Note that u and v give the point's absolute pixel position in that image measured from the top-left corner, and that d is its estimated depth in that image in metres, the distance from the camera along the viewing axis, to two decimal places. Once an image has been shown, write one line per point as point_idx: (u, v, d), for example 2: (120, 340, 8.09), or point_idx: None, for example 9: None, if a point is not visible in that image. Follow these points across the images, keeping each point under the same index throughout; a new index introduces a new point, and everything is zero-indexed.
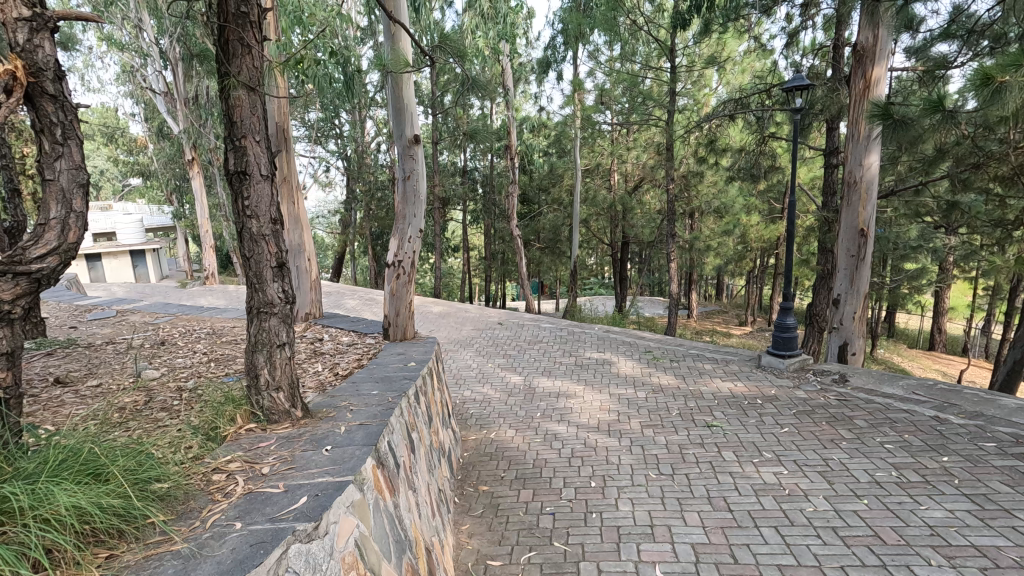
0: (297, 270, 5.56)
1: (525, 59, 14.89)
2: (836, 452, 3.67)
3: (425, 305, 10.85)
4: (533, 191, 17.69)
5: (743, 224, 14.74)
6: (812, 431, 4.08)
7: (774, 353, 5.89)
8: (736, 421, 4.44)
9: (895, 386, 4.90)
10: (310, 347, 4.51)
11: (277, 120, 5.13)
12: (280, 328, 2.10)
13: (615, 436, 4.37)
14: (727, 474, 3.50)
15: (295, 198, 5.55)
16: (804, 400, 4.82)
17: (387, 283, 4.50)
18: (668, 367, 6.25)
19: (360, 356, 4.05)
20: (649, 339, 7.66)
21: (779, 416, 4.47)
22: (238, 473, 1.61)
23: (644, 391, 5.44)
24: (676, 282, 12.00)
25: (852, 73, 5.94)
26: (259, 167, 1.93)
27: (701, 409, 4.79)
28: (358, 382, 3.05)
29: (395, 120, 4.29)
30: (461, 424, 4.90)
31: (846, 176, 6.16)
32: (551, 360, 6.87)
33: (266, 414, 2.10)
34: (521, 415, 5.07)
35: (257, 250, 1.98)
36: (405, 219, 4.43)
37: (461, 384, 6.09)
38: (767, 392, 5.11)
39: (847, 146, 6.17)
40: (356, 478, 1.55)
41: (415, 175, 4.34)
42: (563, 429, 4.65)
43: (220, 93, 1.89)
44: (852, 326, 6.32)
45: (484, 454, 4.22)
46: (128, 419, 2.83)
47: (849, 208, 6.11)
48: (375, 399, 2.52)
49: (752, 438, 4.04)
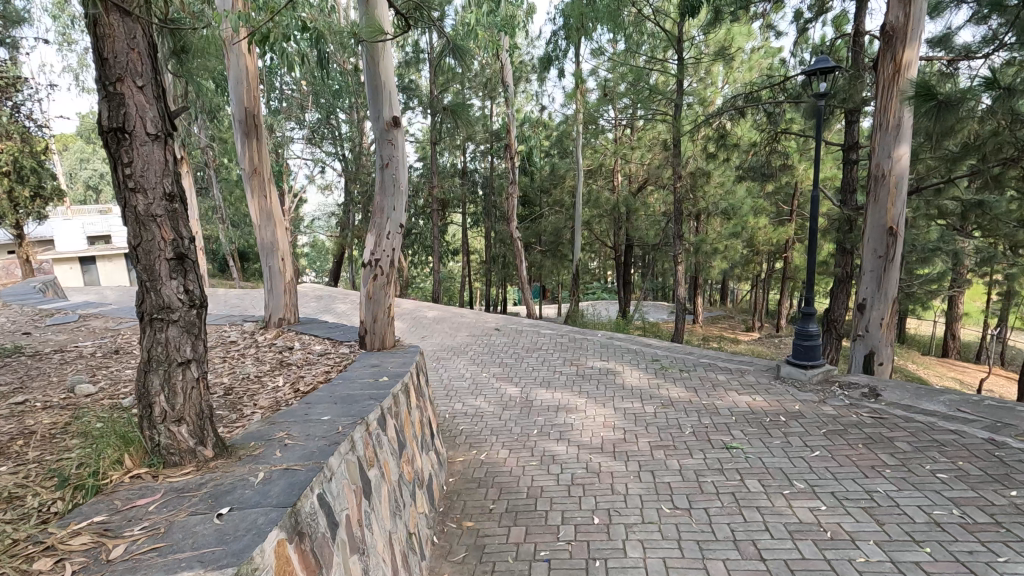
0: (270, 270, 4.99)
1: (526, 56, 14.47)
2: (881, 482, 3.16)
3: (419, 309, 10.35)
4: (534, 193, 17.12)
5: (751, 226, 14.21)
6: (848, 455, 3.56)
7: (794, 363, 5.37)
8: (758, 442, 3.91)
9: (936, 402, 4.36)
10: (277, 358, 3.99)
11: (246, 103, 4.61)
12: (184, 340, 1.59)
13: (622, 459, 3.84)
14: (754, 510, 2.97)
15: (266, 191, 4.99)
16: (834, 417, 4.29)
17: (362, 285, 3.98)
18: (678, 378, 5.72)
19: (329, 369, 3.54)
20: (655, 347, 7.14)
21: (807, 436, 3.94)
22: (75, 560, 1.11)
23: (652, 405, 4.92)
24: (682, 285, 11.44)
25: (880, 56, 5.42)
26: (145, 123, 1.43)
27: (717, 427, 4.27)
28: (313, 402, 2.55)
29: (371, 99, 3.77)
30: (449, 443, 4.38)
31: (872, 170, 5.62)
32: (550, 369, 6.35)
33: (161, 454, 1.58)
34: (516, 433, 4.55)
35: (144, 235, 1.48)
36: (384, 213, 3.90)
37: (451, 396, 5.58)
38: (791, 408, 4.56)
39: (874, 136, 5.62)
40: (242, 571, 1.04)
41: (395, 162, 3.83)
42: (562, 450, 4.12)
43: (85, 16, 1.39)
44: (879, 333, 5.77)
45: (472, 481, 3.69)
46: (30, 446, 2.31)
47: (877, 204, 5.58)
48: (322, 427, 2.00)
49: (779, 464, 3.52)
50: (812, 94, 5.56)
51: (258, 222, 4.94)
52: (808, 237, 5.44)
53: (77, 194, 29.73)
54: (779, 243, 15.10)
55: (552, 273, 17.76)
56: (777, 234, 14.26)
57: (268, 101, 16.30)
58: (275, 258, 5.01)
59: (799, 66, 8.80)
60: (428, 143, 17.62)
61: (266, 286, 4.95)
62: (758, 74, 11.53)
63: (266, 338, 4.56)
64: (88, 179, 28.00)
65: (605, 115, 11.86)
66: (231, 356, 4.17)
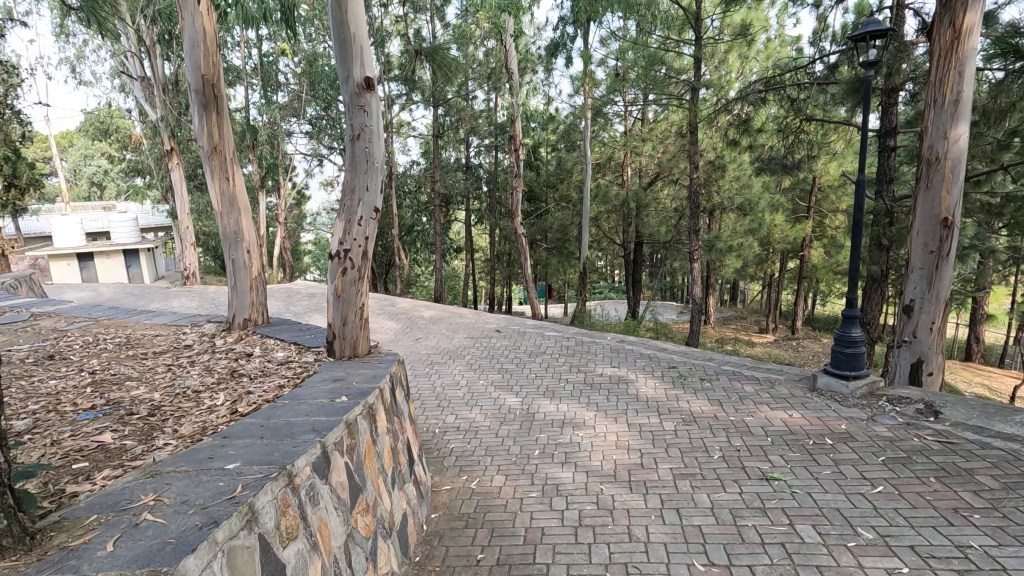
0: (233, 264, 4.35)
1: (531, 46, 13.80)
2: (971, 534, 2.51)
3: (416, 309, 9.72)
4: (539, 188, 16.45)
5: (768, 223, 13.50)
6: (919, 492, 2.90)
7: (833, 373, 4.69)
8: (805, 471, 3.26)
9: (1012, 425, 3.69)
10: (229, 367, 3.36)
11: (202, 70, 3.99)
12: None
13: (641, 492, 3.18)
14: (813, 570, 2.33)
15: (230, 172, 4.32)
16: (891, 440, 3.61)
17: (330, 280, 3.32)
18: (699, 388, 5.03)
19: (283, 383, 2.91)
20: (672, 352, 6.46)
21: (863, 465, 3.28)
22: None
23: (672, 422, 4.26)
24: (697, 284, 10.70)
25: (936, 23, 4.72)
26: None
27: (752, 451, 3.59)
28: (233, 437, 1.89)
29: (339, 57, 3.11)
30: (435, 467, 3.75)
31: (923, 153, 4.93)
32: (555, 376, 5.70)
33: None
34: (514, 453, 3.90)
35: None
36: (355, 192, 3.24)
37: (443, 406, 4.95)
38: (838, 427, 3.88)
39: (926, 113, 4.90)
40: None
41: (368, 133, 3.18)
42: (568, 477, 3.48)
43: None
44: (928, 339, 5.06)
45: (458, 519, 3.05)
46: None
47: (929, 192, 4.88)
48: (216, 487, 1.36)
49: (835, 503, 2.87)
50: (859, 63, 4.79)
51: (219, 208, 4.27)
52: (852, 228, 4.71)
53: (81, 189, 29.41)
54: (796, 241, 14.38)
55: (558, 271, 17.18)
56: (795, 231, 13.85)
57: (267, 94, 15.88)
58: (238, 250, 4.35)
59: (818, 51, 8.16)
60: (431, 137, 17.08)
61: (228, 282, 4.32)
62: (775, 61, 10.92)
63: (225, 342, 3.95)
64: (92, 175, 28.17)
65: (614, 105, 11.18)
66: (177, 364, 3.55)
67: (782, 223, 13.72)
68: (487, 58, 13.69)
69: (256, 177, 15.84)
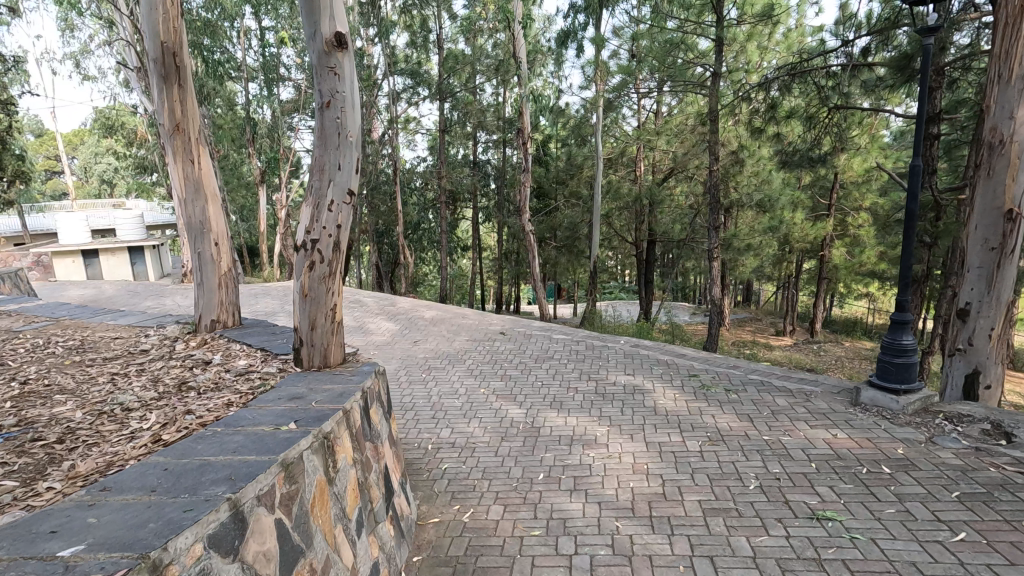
0: (200, 258, 3.86)
1: (541, 38, 13.28)
2: None
3: (416, 309, 9.19)
4: (548, 184, 15.97)
5: (787, 221, 12.83)
6: (1011, 542, 2.37)
7: (879, 386, 4.13)
8: (861, 508, 2.71)
9: None
10: (179, 377, 2.87)
11: (161, 36, 3.49)
12: None
13: (665, 532, 2.65)
14: None
15: (194, 154, 3.82)
16: (961, 469, 3.05)
17: (295, 275, 2.81)
18: (724, 401, 4.47)
19: (230, 399, 2.41)
20: (691, 358, 5.89)
21: (936, 502, 2.72)
22: None
23: (696, 442, 3.70)
24: (713, 284, 10.06)
25: None
26: None
27: (795, 482, 3.04)
28: (119, 489, 1.38)
29: (305, 7, 2.59)
30: (423, 493, 3.23)
31: (984, 136, 4.33)
32: (563, 385, 5.16)
33: None
34: (515, 477, 3.37)
35: None
36: (325, 171, 2.73)
37: (438, 419, 4.43)
38: (892, 452, 3.33)
39: (990, 91, 4.29)
40: None
41: (341, 102, 2.67)
42: (578, 509, 2.94)
43: None
44: (986, 347, 4.46)
45: (444, 565, 2.53)
46: None
47: (990, 180, 4.29)
48: None
49: (910, 554, 2.33)
50: (916, 30, 4.18)
51: (182, 195, 3.78)
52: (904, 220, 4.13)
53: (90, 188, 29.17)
54: (817, 240, 13.69)
55: (567, 270, 16.58)
56: (815, 229, 13.24)
57: (269, 88, 15.43)
58: (204, 242, 3.85)
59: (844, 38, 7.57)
60: (438, 133, 16.59)
61: (194, 281, 3.84)
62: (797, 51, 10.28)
63: (185, 348, 3.46)
64: (102, 174, 27.96)
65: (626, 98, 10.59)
66: (123, 373, 3.05)
67: (802, 220, 13.18)
68: (495, 49, 13.12)
69: (257, 172, 15.39)
